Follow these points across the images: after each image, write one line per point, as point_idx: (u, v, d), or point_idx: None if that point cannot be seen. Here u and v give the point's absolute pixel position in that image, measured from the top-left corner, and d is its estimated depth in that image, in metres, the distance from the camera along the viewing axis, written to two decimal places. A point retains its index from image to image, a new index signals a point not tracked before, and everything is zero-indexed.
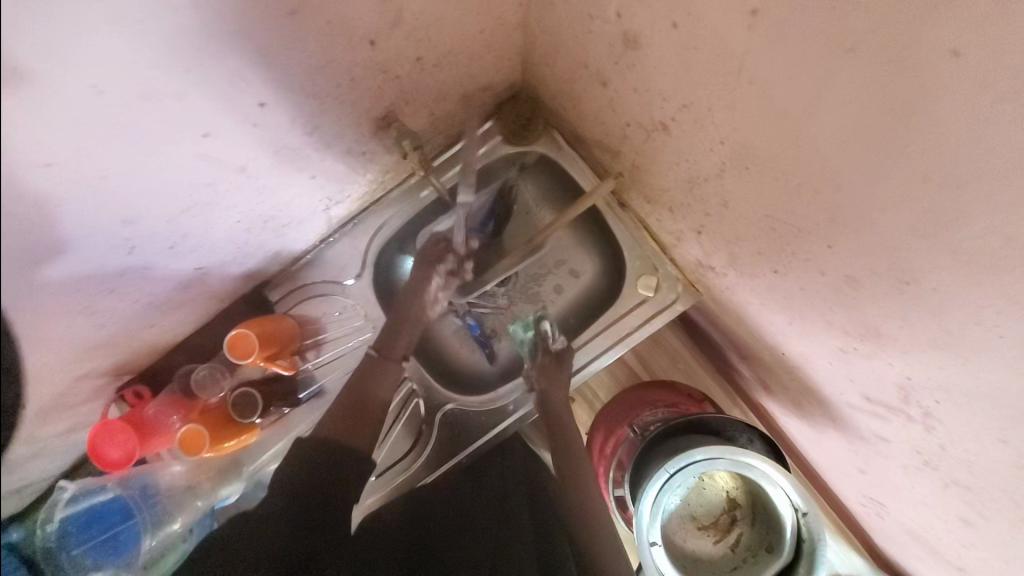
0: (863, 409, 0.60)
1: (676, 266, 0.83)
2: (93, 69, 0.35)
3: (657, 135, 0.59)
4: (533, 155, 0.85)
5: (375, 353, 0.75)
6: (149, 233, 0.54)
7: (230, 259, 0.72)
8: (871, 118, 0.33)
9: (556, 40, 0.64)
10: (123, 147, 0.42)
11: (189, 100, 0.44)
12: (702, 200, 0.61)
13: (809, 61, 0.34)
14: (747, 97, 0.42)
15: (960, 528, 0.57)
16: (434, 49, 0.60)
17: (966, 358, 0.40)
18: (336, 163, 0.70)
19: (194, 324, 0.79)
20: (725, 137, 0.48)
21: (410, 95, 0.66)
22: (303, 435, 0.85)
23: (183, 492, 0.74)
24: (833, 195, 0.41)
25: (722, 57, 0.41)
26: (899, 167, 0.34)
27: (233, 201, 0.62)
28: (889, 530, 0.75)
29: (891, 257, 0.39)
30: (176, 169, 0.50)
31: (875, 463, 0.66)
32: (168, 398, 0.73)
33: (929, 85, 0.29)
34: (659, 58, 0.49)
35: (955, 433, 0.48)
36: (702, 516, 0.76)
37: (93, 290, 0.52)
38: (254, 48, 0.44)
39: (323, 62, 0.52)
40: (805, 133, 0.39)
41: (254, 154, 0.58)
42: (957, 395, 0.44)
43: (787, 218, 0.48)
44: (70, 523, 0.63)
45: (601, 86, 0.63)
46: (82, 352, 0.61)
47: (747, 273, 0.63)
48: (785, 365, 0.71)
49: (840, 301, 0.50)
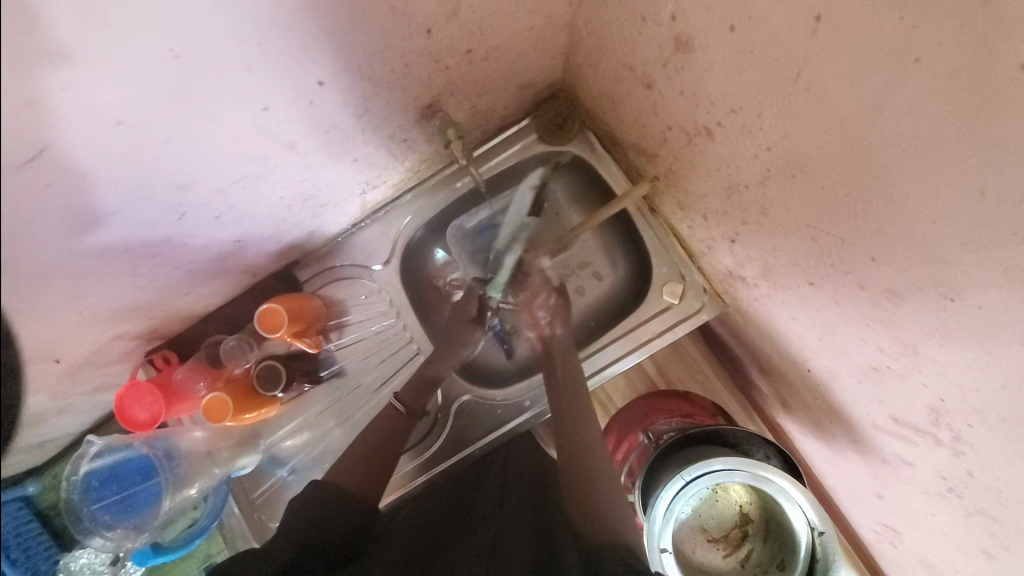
0: (888, 430, 0.59)
1: (704, 275, 0.83)
2: (174, 36, 0.38)
3: (700, 139, 0.60)
4: (568, 155, 0.85)
5: (403, 408, 0.79)
6: (199, 202, 0.57)
7: (269, 234, 0.74)
8: (928, 129, 0.33)
9: (603, 41, 0.64)
10: (190, 114, 0.46)
11: (257, 71, 0.47)
12: (740, 207, 0.61)
13: (872, 68, 0.35)
14: (802, 103, 0.42)
15: (981, 561, 0.55)
16: (484, 42, 0.61)
17: (1006, 381, 0.39)
18: (378, 148, 0.72)
19: (227, 295, 0.81)
20: (773, 143, 0.49)
21: (457, 86, 0.67)
22: (319, 413, 0.87)
23: (202, 458, 0.76)
24: (881, 206, 0.41)
25: (780, 62, 0.42)
26: (955, 179, 0.34)
27: (279, 176, 0.64)
28: (903, 560, 0.73)
29: (937, 272, 0.39)
30: (232, 140, 0.53)
31: (895, 488, 0.65)
32: (195, 365, 0.75)
33: (993, 98, 0.29)
34: (712, 62, 0.50)
35: (987, 460, 0.46)
36: (712, 527, 0.75)
37: (141, 253, 0.57)
38: (320, 26, 0.46)
39: (381, 47, 0.53)
40: (859, 140, 0.39)
41: (305, 132, 0.59)
42: (992, 419, 0.43)
43: (829, 228, 0.48)
44: (93, 479, 0.64)
45: (646, 89, 0.63)
46: (121, 311, 0.63)
47: (779, 284, 0.63)
48: (809, 381, 0.71)
49: (877, 316, 0.49)
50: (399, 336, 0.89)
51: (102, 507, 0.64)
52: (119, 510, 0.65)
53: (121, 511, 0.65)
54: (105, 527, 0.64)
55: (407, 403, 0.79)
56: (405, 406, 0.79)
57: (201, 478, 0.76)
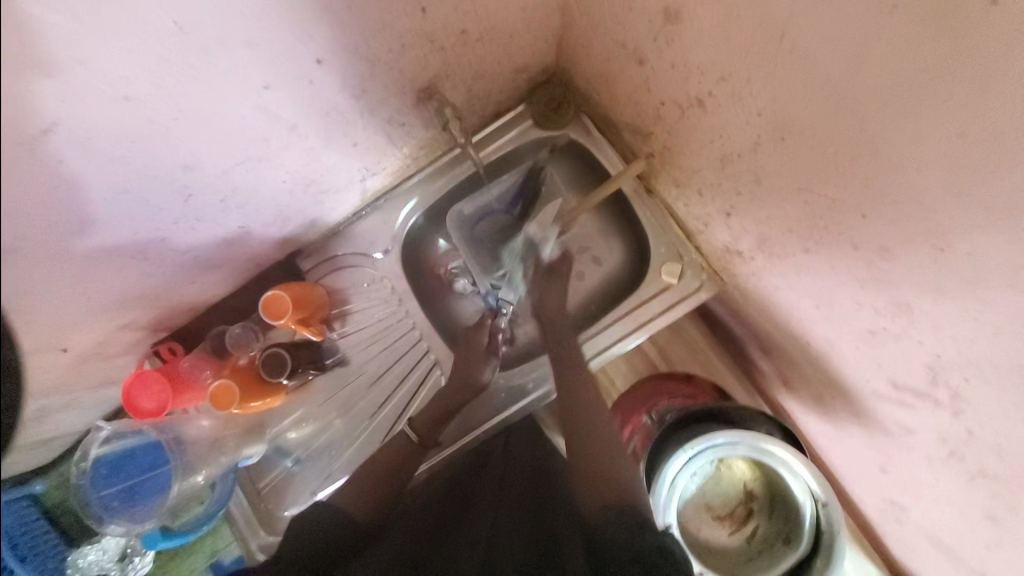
0: (889, 396, 0.59)
1: (701, 254, 0.83)
2: (178, 11, 0.40)
3: (692, 111, 0.61)
4: (564, 139, 0.87)
5: (416, 440, 0.78)
6: (205, 184, 0.59)
7: (272, 220, 0.75)
8: (906, 74, 0.35)
9: (594, 21, 0.66)
10: (194, 91, 0.47)
11: (259, 49, 0.48)
12: (734, 177, 0.62)
13: (854, 18, 0.36)
14: (788, 64, 0.44)
15: (987, 526, 0.55)
16: (478, 23, 0.62)
17: (999, 329, 0.40)
18: (377, 132, 0.73)
19: (230, 286, 0.82)
20: (762, 108, 0.50)
21: (452, 69, 0.68)
22: (323, 402, 0.87)
23: (208, 447, 0.75)
24: (870, 160, 0.42)
25: (766, 23, 0.43)
26: (937, 124, 0.35)
27: (281, 158, 0.65)
28: (909, 536, 0.73)
29: (927, 223, 0.40)
30: (238, 120, 0.54)
31: (898, 459, 0.64)
32: (201, 355, 0.77)
33: (966, 35, 0.30)
34: (700, 30, 0.51)
35: (985, 416, 0.47)
36: (717, 505, 0.75)
37: (149, 235, 0.59)
38: (317, 3, 0.48)
39: (377, 26, 0.55)
40: (846, 93, 0.40)
41: (305, 114, 0.61)
42: (989, 371, 0.43)
43: (821, 189, 0.49)
44: (102, 466, 0.67)
45: (638, 65, 0.65)
46: (128, 298, 0.64)
47: (776, 254, 0.64)
48: (807, 353, 0.71)
49: (870, 275, 0.50)
50: (402, 323, 0.89)
51: (110, 493, 0.67)
52: (126, 497, 0.68)
53: (130, 497, 0.68)
54: (115, 515, 0.67)
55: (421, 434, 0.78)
56: (418, 435, 0.78)
57: (209, 466, 0.76)
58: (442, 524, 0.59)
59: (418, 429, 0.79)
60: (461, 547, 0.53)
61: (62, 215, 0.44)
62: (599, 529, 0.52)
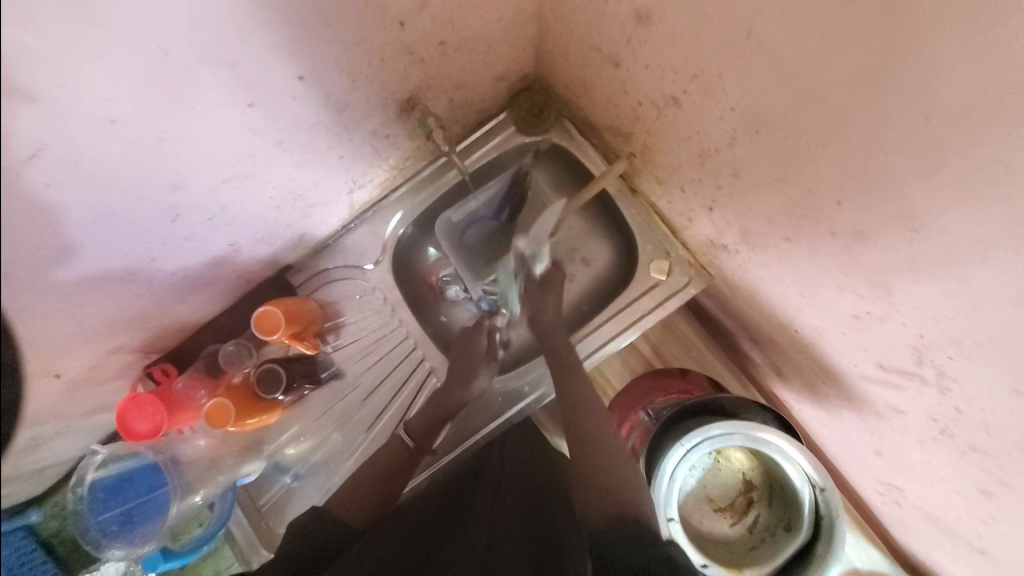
0: (876, 379, 0.60)
1: (687, 249, 0.85)
2: (161, 33, 0.41)
3: (669, 110, 0.63)
4: (547, 143, 0.88)
5: (412, 445, 0.80)
6: (192, 203, 0.60)
7: (260, 237, 0.76)
8: (869, 63, 0.36)
9: (569, 27, 0.67)
10: (180, 110, 0.48)
11: (240, 67, 0.49)
12: (713, 172, 0.63)
13: (815, 11, 0.37)
14: (757, 59, 0.45)
15: (981, 501, 0.56)
16: (456, 33, 0.63)
17: (976, 306, 0.41)
18: (362, 145, 0.74)
19: (221, 304, 0.82)
20: (736, 103, 0.52)
21: (434, 80, 0.70)
22: (321, 416, 0.87)
23: (206, 467, 0.76)
24: (841, 149, 0.44)
25: (732, 21, 0.45)
26: (901, 105, 0.36)
27: (269, 175, 0.66)
28: (907, 517, 0.74)
29: (900, 205, 0.41)
30: (223, 139, 0.55)
31: (891, 441, 0.65)
32: (194, 375, 0.77)
33: (920, 22, 0.32)
34: (671, 31, 0.52)
35: (971, 392, 0.48)
36: (717, 497, 0.76)
37: (137, 257, 0.59)
38: (297, 21, 0.49)
39: (356, 40, 0.56)
40: (812, 85, 0.42)
41: (290, 130, 0.62)
42: (969, 346, 0.45)
43: (797, 180, 0.51)
44: (99, 490, 0.66)
45: (614, 68, 0.66)
46: (118, 322, 0.64)
47: (759, 245, 0.65)
48: (796, 343, 0.72)
49: (849, 261, 0.51)
50: (396, 333, 0.90)
51: (109, 518, 0.65)
52: (125, 521, 0.66)
53: (128, 521, 0.66)
54: (113, 539, 0.66)
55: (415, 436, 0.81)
56: (413, 440, 0.81)
57: (206, 485, 0.77)
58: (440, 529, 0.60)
59: (413, 432, 0.81)
60: (461, 554, 0.53)
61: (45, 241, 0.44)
62: (608, 543, 0.54)
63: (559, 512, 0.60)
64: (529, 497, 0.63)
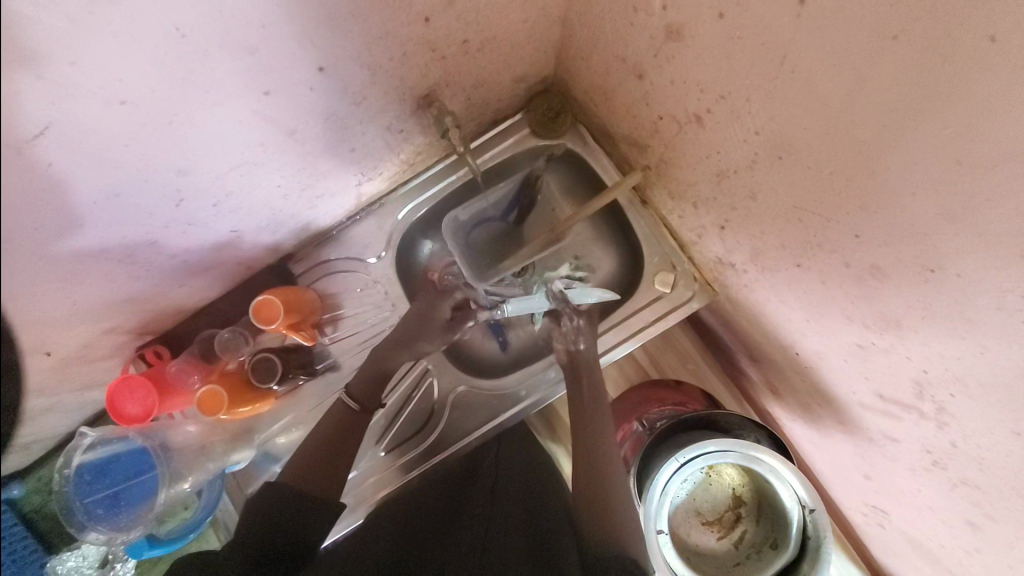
0: (875, 408, 0.61)
1: (693, 264, 0.84)
2: (180, 15, 0.39)
3: (690, 127, 0.62)
4: (561, 148, 0.87)
5: (357, 407, 0.74)
6: (198, 187, 0.58)
7: (265, 224, 0.74)
8: (906, 105, 0.36)
9: (595, 33, 0.66)
10: (193, 94, 0.47)
11: (259, 54, 0.47)
12: (729, 192, 0.63)
13: (855, 47, 0.37)
14: (788, 86, 0.45)
15: (967, 534, 0.57)
16: (480, 33, 0.62)
17: (985, 347, 0.41)
18: (375, 138, 0.73)
19: (220, 289, 0.80)
20: (760, 127, 0.51)
21: (453, 77, 0.68)
22: (314, 408, 0.86)
23: (195, 454, 0.75)
24: (864, 184, 0.44)
25: (768, 46, 0.44)
26: (933, 148, 0.36)
27: (278, 163, 0.64)
28: (890, 540, 0.75)
29: (918, 244, 0.41)
30: (234, 124, 0.54)
31: (881, 467, 0.66)
32: (188, 359, 0.75)
33: (968, 71, 0.31)
34: (702, 49, 0.52)
35: (969, 429, 0.49)
36: (706, 511, 0.77)
37: (137, 239, 0.57)
38: (323, 12, 0.48)
39: (380, 33, 0.54)
40: (842, 120, 0.42)
41: (304, 120, 0.60)
42: (973, 386, 0.45)
43: (815, 209, 0.51)
44: (85, 472, 0.63)
45: (637, 79, 0.65)
46: (115, 303, 0.63)
47: (768, 268, 0.65)
48: (797, 365, 0.72)
49: (860, 290, 0.51)
50: None
51: (95, 500, 0.63)
52: (111, 504, 0.64)
53: (115, 505, 0.64)
54: (98, 522, 0.63)
55: (360, 399, 0.74)
56: (358, 403, 0.74)
57: (195, 473, 0.75)
58: (432, 531, 0.61)
59: (355, 394, 0.74)
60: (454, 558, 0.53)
61: (46, 225, 0.43)
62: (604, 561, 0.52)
63: (555, 529, 0.60)
64: (528, 510, 0.63)
